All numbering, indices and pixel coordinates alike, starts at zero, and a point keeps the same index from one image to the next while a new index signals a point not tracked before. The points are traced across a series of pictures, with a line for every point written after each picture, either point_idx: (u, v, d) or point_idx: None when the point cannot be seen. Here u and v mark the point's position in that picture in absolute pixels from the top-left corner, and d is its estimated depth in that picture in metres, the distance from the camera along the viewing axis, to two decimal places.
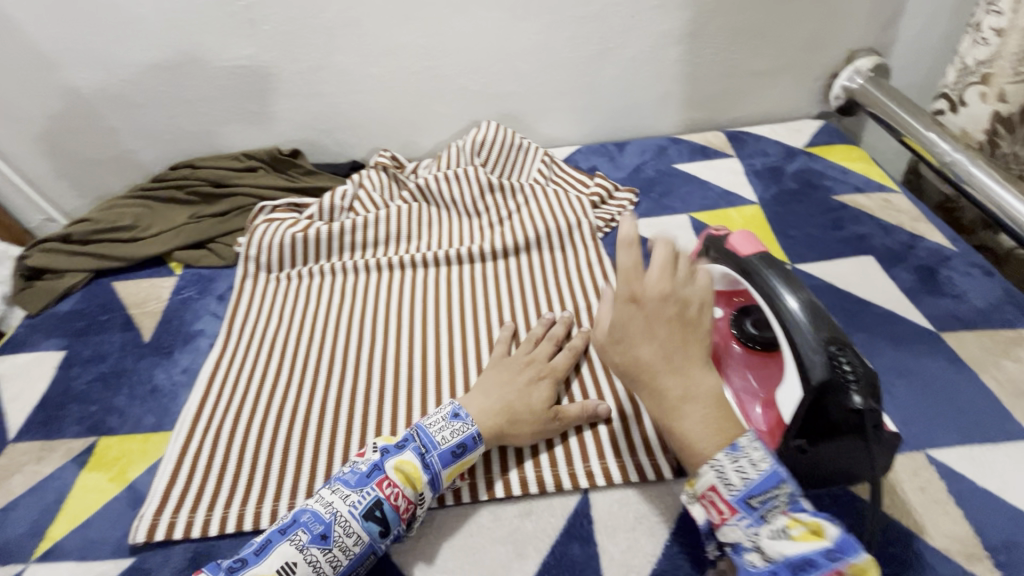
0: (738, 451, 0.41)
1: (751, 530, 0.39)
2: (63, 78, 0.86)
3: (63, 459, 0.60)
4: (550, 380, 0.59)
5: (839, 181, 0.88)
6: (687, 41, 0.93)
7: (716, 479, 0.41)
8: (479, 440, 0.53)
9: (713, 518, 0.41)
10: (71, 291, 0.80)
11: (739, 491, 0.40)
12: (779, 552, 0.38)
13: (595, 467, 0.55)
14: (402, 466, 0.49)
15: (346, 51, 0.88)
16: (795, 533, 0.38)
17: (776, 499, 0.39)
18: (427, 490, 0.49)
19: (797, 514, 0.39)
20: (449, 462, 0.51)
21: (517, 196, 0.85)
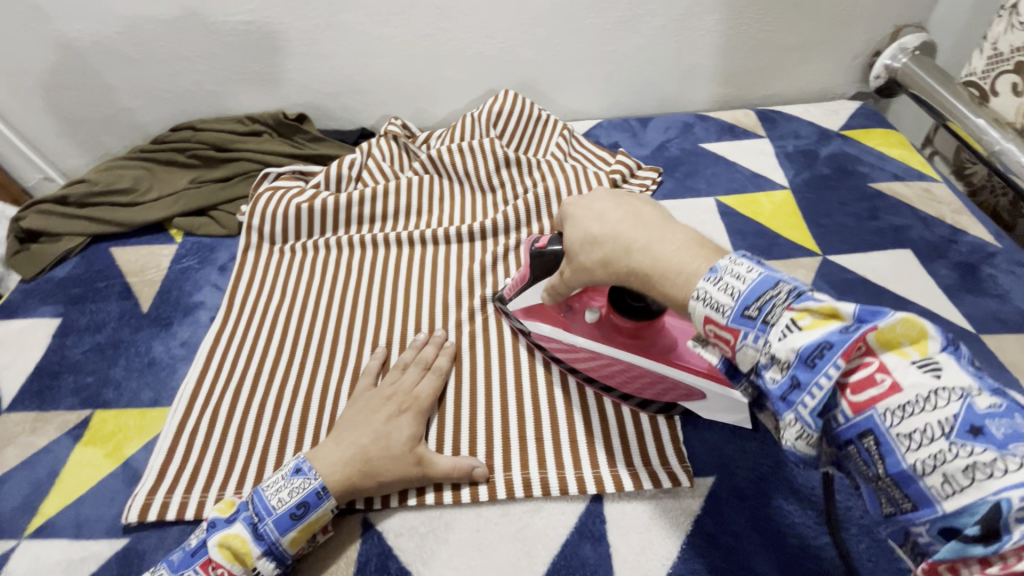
0: (717, 271, 0.35)
1: (762, 342, 0.33)
2: (56, 29, 0.81)
3: (56, 433, 0.58)
4: (412, 413, 0.54)
5: (876, 168, 0.83)
6: (720, 10, 0.86)
7: (706, 308, 0.34)
8: (326, 495, 0.47)
9: (724, 349, 0.36)
10: (68, 256, 0.77)
11: (733, 310, 0.33)
12: (792, 350, 0.31)
13: (604, 473, 0.52)
14: (227, 542, 0.45)
15: (355, 10, 0.82)
16: (803, 323, 0.31)
17: (775, 298, 0.33)
18: (261, 565, 0.45)
19: (804, 305, 0.32)
20: (290, 526, 0.46)
21: (535, 172, 0.80)
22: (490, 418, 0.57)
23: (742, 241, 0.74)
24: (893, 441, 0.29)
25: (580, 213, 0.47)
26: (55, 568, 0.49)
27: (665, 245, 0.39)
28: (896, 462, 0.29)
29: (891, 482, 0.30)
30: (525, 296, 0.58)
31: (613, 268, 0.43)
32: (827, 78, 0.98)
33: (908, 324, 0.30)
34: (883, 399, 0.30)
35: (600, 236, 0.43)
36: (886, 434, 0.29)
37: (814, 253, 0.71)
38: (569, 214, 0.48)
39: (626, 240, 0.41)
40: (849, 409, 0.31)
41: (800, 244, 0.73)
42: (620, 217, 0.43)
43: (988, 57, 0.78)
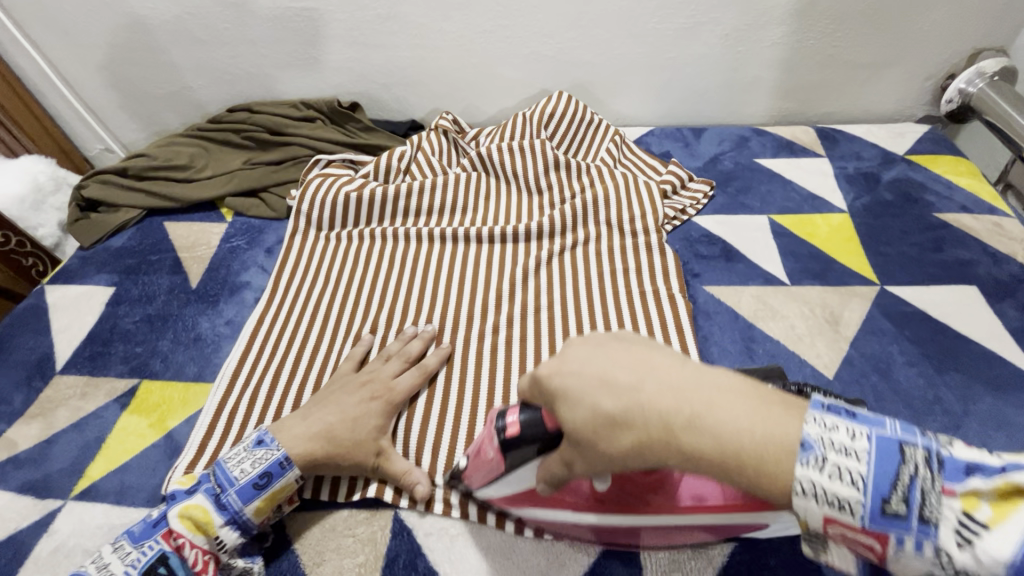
0: (811, 448, 0.29)
1: (929, 549, 0.27)
2: (127, 5, 0.83)
3: (105, 399, 0.60)
4: (384, 402, 0.54)
5: (942, 198, 0.79)
6: (789, 22, 0.83)
7: (830, 508, 0.29)
8: (288, 465, 0.49)
9: (867, 554, 0.30)
10: (124, 227, 0.80)
11: (864, 506, 0.28)
12: (1001, 563, 0.25)
13: None
14: (188, 513, 0.47)
15: (416, 3, 0.82)
16: (983, 517, 0.26)
17: (921, 480, 0.28)
18: (224, 534, 0.47)
19: (966, 486, 0.27)
20: (253, 495, 0.47)
21: (584, 176, 0.79)
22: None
23: (795, 263, 0.71)
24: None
25: (585, 382, 0.35)
26: (97, 532, 0.50)
27: (724, 415, 0.30)
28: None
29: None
30: (507, 481, 0.46)
31: (647, 449, 0.32)
32: (895, 99, 0.94)
33: None
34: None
35: (623, 416, 0.33)
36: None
37: (871, 282, 0.68)
38: (567, 385, 0.36)
39: (667, 417, 0.32)
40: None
41: (857, 272, 0.70)
42: (637, 380, 0.33)
43: None
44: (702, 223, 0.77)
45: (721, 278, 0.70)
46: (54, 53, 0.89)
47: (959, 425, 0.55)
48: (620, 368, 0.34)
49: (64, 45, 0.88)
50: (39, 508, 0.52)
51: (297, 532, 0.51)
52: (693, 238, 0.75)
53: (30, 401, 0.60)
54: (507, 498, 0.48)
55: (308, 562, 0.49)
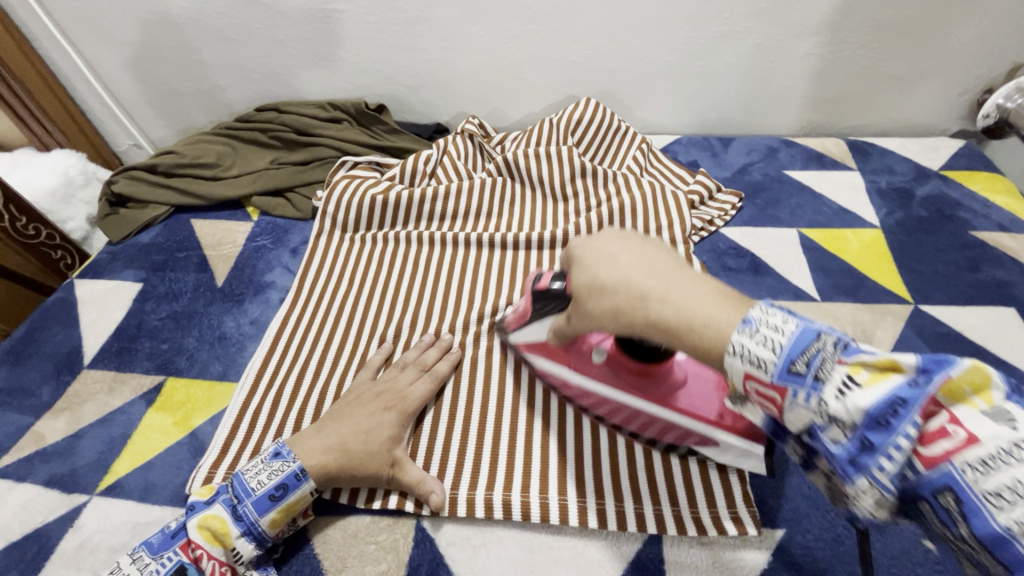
0: (751, 324, 0.33)
1: (815, 401, 0.32)
2: (161, 4, 0.84)
3: (131, 395, 0.60)
4: (398, 412, 0.54)
5: (978, 215, 0.77)
6: (823, 32, 0.82)
7: (749, 366, 0.33)
8: (304, 477, 0.49)
9: (771, 410, 0.35)
10: (153, 223, 0.80)
11: (776, 366, 0.32)
12: (860, 409, 0.31)
13: (665, 513, 0.50)
14: (206, 524, 0.47)
15: (446, 7, 0.82)
16: (860, 380, 0.31)
17: (822, 353, 0.32)
18: (241, 546, 0.47)
19: (856, 358, 0.32)
20: (268, 507, 0.47)
21: (611, 185, 0.79)
22: (549, 439, 0.55)
23: (825, 279, 0.70)
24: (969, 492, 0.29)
25: (593, 256, 0.41)
26: (121, 529, 0.50)
27: (688, 295, 0.36)
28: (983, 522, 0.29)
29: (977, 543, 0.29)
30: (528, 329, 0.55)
31: (624, 315, 0.38)
32: (929, 112, 0.92)
33: (971, 372, 0.30)
34: (958, 453, 0.29)
35: (611, 285, 0.38)
36: (969, 491, 0.29)
37: (905, 300, 0.67)
38: (580, 255, 0.43)
39: (642, 290, 0.37)
40: (921, 464, 0.30)
41: (890, 290, 0.68)
42: (635, 263, 0.39)
43: None
44: (730, 234, 0.76)
45: (749, 291, 0.69)
46: (88, 50, 0.91)
47: None
48: (625, 253, 0.40)
49: (98, 41, 0.90)
50: (65, 503, 0.52)
51: (320, 537, 0.51)
52: (721, 250, 0.74)
53: (58, 394, 0.61)
54: (530, 344, 0.57)
55: (330, 567, 0.49)
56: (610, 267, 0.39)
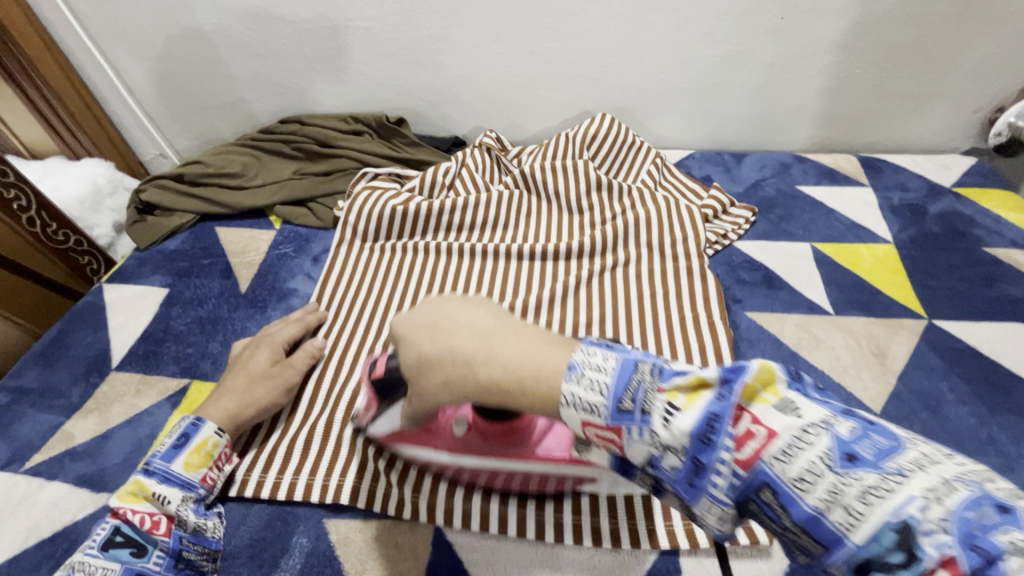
0: (576, 369, 0.35)
1: (648, 434, 0.33)
2: (192, 20, 0.87)
3: (157, 397, 0.62)
4: (269, 348, 0.61)
5: (992, 232, 0.78)
6: (836, 52, 0.83)
7: (582, 412, 0.34)
8: (201, 422, 0.53)
9: (614, 450, 0.35)
10: (178, 230, 0.83)
11: (606, 407, 0.34)
12: (683, 430, 0.32)
13: (677, 527, 0.51)
14: (126, 490, 0.49)
15: (467, 25, 0.84)
16: (679, 403, 0.33)
17: (643, 382, 0.34)
18: (163, 491, 0.49)
19: (671, 383, 0.34)
20: (177, 454, 0.51)
21: (626, 198, 0.80)
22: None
23: (839, 293, 0.71)
24: (790, 488, 0.30)
25: (416, 330, 0.43)
26: None
27: (508, 350, 0.38)
28: (799, 509, 0.29)
29: (800, 528, 0.30)
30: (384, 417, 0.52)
31: (454, 384, 0.39)
32: (941, 131, 0.93)
33: (760, 373, 0.33)
34: (765, 449, 0.30)
35: (434, 358, 0.40)
36: (781, 483, 0.30)
37: (919, 316, 0.67)
38: (402, 333, 0.44)
39: (465, 354, 0.38)
40: (742, 470, 0.31)
41: (904, 305, 0.69)
42: (453, 328, 0.41)
43: None
44: (743, 248, 0.77)
45: (764, 305, 0.70)
46: (120, 63, 0.94)
47: (1014, 467, 0.54)
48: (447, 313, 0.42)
49: (130, 56, 0.93)
50: (94, 501, 0.54)
51: (342, 539, 0.52)
52: (735, 263, 0.75)
53: (86, 396, 0.62)
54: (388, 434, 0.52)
55: (351, 569, 0.50)
56: (431, 339, 0.41)
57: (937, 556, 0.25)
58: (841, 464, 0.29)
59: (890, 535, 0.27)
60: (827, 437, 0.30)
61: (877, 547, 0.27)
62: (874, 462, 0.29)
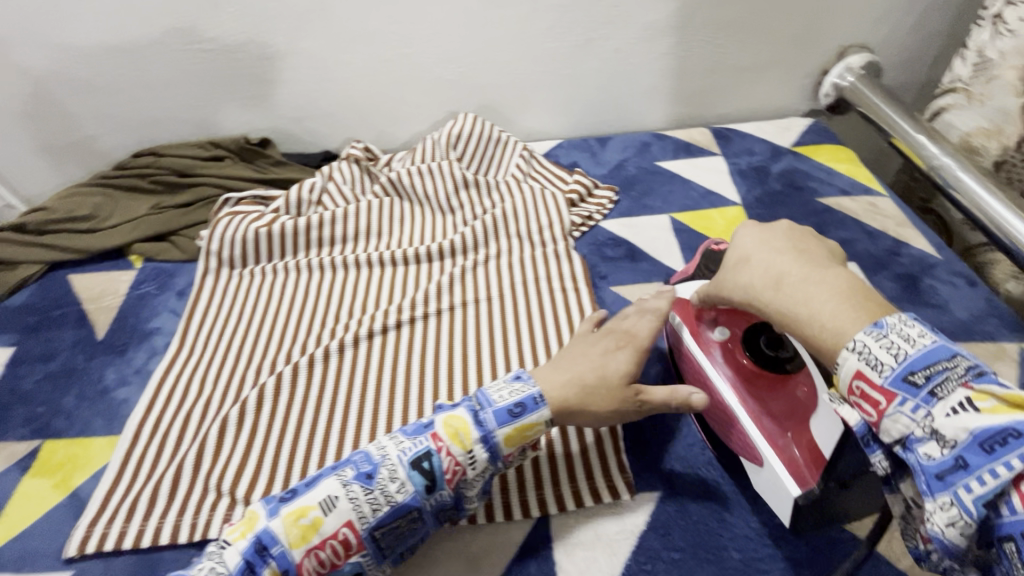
0: (884, 326, 0.36)
1: (922, 413, 0.33)
2: (16, 59, 0.82)
3: (4, 464, 0.58)
4: (631, 350, 0.53)
5: (824, 184, 0.86)
6: (672, 33, 0.89)
7: (864, 362, 0.35)
8: (540, 402, 0.48)
9: (868, 414, 0.36)
10: (25, 283, 0.77)
11: (894, 370, 0.34)
12: (965, 428, 0.31)
13: (548, 495, 0.53)
14: (450, 422, 0.47)
15: (315, 38, 0.84)
16: (983, 406, 0.31)
17: (951, 372, 0.33)
18: (478, 450, 0.46)
19: (985, 387, 0.32)
20: (505, 421, 0.47)
21: (494, 193, 0.82)
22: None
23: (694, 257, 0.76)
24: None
25: (735, 243, 0.48)
26: None
27: (818, 286, 0.40)
28: None
29: None
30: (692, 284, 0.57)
31: (751, 292, 0.44)
32: (780, 97, 1.02)
33: None
34: None
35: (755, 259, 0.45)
36: None
37: None
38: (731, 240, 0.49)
39: (780, 272, 0.43)
40: (1018, 501, 0.29)
41: None
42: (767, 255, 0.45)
43: (974, 65, 0.82)
44: (609, 226, 0.81)
45: (628, 278, 0.74)
46: None
47: None
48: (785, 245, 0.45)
49: None
50: None
51: None
52: (600, 242, 0.79)
53: None
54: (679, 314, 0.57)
55: None
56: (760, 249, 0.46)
57: None
58: None
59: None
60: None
61: None
62: None
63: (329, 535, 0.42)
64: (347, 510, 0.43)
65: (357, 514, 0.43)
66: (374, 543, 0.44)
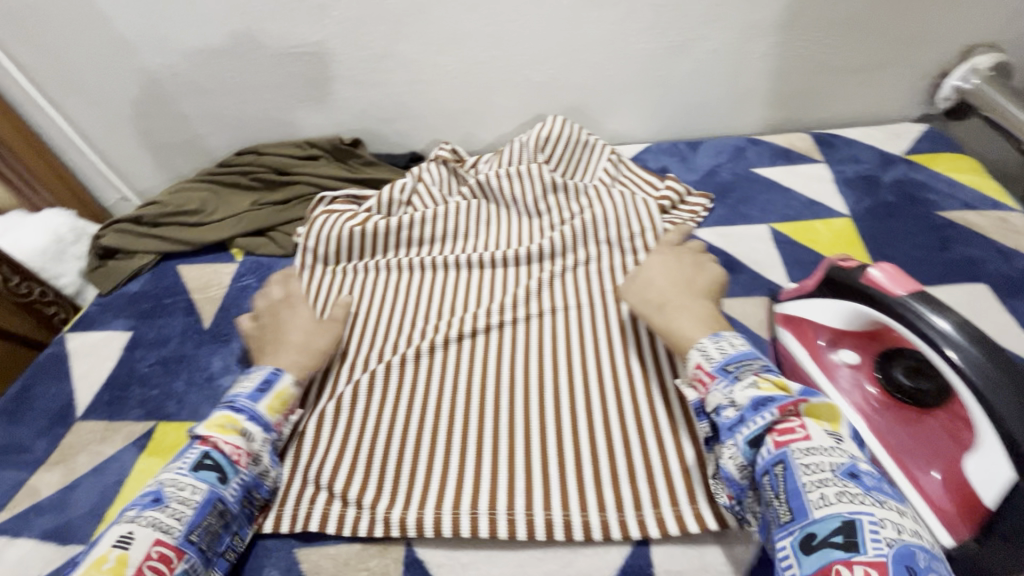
0: (719, 338, 0.51)
1: (728, 391, 0.46)
2: (138, 62, 0.88)
3: (123, 442, 0.61)
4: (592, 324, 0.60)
5: (946, 196, 0.78)
6: (777, 33, 0.84)
7: (701, 357, 0.50)
8: (282, 372, 0.57)
9: (700, 394, 0.49)
10: (140, 272, 0.82)
11: (717, 362, 0.48)
12: (745, 396, 0.44)
13: (648, 516, 0.51)
14: (219, 420, 0.51)
15: (410, 40, 0.85)
16: (763, 385, 0.44)
17: (749, 365, 0.47)
18: (250, 428, 0.51)
19: (768, 374, 0.46)
20: (260, 397, 0.54)
21: (582, 198, 0.81)
22: (531, 447, 0.57)
23: (798, 271, 0.71)
24: (797, 470, 0.39)
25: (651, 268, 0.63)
26: None
27: (686, 312, 0.56)
28: (798, 497, 0.38)
29: (783, 500, 0.39)
30: (804, 302, 0.55)
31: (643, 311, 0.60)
32: (891, 100, 0.94)
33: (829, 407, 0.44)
34: (797, 441, 0.41)
35: (651, 290, 0.60)
36: (793, 462, 0.40)
37: None
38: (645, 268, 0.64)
39: (663, 300, 0.58)
40: (772, 444, 0.41)
41: None
42: (659, 281, 0.61)
43: None
44: (703, 236, 0.77)
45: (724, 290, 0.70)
46: (72, 111, 0.94)
47: None
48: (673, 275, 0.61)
49: (81, 103, 0.93)
50: (61, 555, 0.53)
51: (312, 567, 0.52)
52: None
53: (52, 448, 0.62)
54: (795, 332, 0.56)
55: None
56: (654, 277, 0.62)
57: (872, 555, 0.34)
58: (844, 473, 0.38)
59: (839, 524, 0.36)
60: (842, 457, 0.40)
61: (824, 526, 0.36)
62: (868, 486, 0.38)
63: (141, 559, 0.42)
64: (148, 534, 0.43)
65: (161, 531, 0.43)
66: (191, 546, 0.45)
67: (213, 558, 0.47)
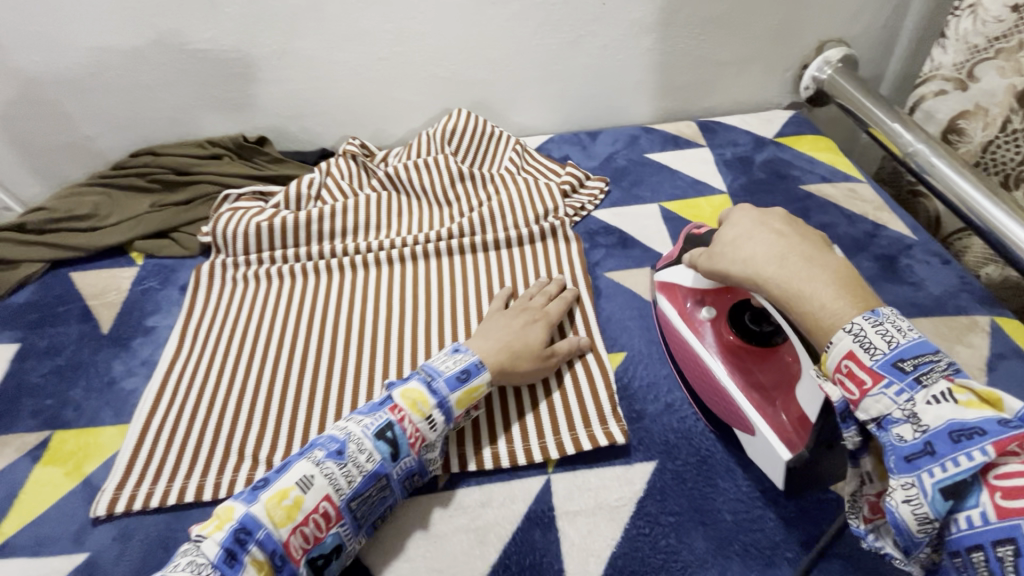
0: (878, 315, 0.40)
1: (904, 397, 0.38)
2: (12, 60, 0.82)
3: (15, 455, 0.59)
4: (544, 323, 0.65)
5: (807, 172, 0.89)
6: (657, 30, 0.92)
7: (855, 344, 0.40)
8: (481, 367, 0.56)
9: (850, 393, 0.40)
10: (27, 281, 0.78)
11: (883, 356, 0.39)
12: (942, 416, 0.36)
13: (550, 442, 0.57)
14: (410, 393, 0.52)
15: (309, 37, 0.85)
16: (962, 399, 0.36)
17: (936, 367, 0.38)
18: (436, 416, 0.52)
19: (962, 382, 0.37)
20: (456, 386, 0.54)
21: (488, 185, 0.84)
22: None
23: None
24: None
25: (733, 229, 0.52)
26: None
27: (812, 279, 0.44)
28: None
29: None
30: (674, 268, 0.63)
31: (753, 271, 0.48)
32: (763, 89, 1.05)
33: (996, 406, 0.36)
34: None
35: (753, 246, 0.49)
36: None
37: None
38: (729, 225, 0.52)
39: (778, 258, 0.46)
40: (995, 511, 0.33)
41: None
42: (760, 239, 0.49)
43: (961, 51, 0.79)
44: (600, 216, 0.84)
45: (619, 263, 0.76)
46: None
47: None
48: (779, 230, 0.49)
49: None
50: None
51: None
52: (593, 231, 0.81)
53: None
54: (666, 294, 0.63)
55: None
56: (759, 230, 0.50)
57: None
58: None
59: None
60: None
61: None
62: None
63: (311, 510, 0.46)
64: (324, 486, 0.47)
65: (334, 486, 0.47)
66: (351, 513, 0.48)
67: (365, 526, 0.49)
